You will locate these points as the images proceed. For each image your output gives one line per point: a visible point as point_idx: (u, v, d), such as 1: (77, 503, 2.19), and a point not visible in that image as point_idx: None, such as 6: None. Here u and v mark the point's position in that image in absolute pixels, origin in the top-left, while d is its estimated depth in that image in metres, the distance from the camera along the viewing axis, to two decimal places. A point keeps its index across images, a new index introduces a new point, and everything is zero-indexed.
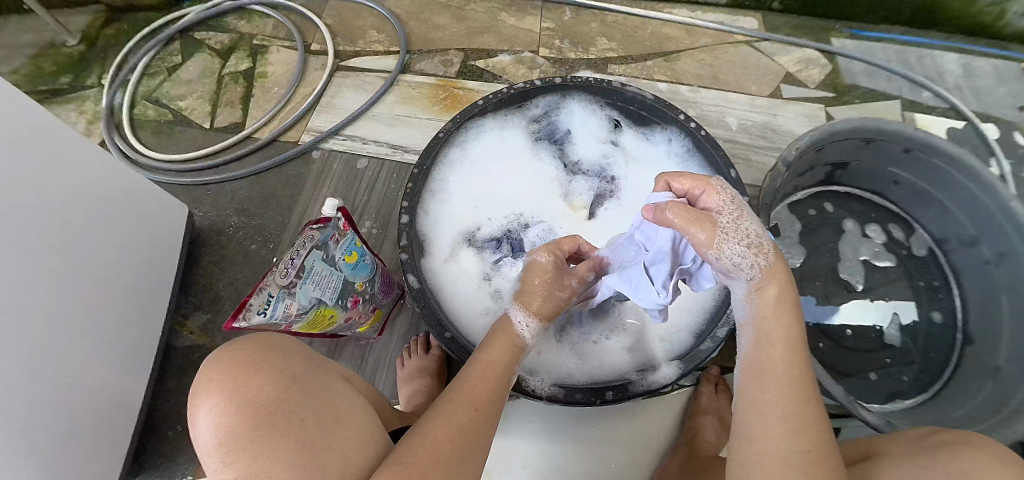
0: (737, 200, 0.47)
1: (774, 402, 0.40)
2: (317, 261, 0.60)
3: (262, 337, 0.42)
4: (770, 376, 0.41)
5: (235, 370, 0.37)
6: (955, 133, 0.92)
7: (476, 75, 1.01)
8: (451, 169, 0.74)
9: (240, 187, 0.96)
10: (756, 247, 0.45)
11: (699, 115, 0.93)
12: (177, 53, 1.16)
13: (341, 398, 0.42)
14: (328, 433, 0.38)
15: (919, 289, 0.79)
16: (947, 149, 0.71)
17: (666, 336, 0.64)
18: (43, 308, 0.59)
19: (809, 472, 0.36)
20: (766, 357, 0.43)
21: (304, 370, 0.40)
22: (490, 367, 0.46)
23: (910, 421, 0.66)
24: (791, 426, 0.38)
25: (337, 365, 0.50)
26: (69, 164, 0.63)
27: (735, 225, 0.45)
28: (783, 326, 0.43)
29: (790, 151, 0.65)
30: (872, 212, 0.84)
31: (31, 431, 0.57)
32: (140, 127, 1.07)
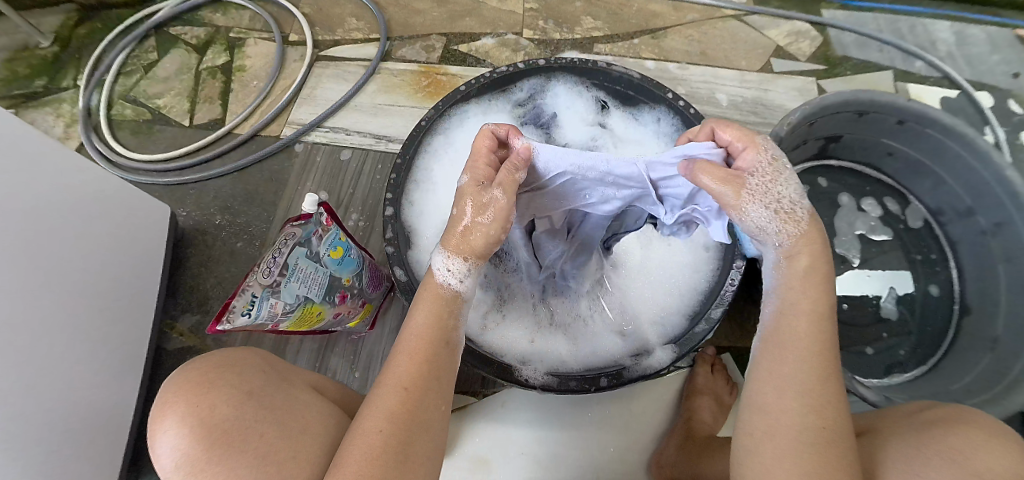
0: (777, 161, 0.43)
1: (795, 374, 0.39)
2: (301, 257, 0.59)
3: (223, 355, 0.44)
4: (792, 350, 0.40)
5: (189, 389, 0.40)
6: (949, 103, 0.90)
7: (460, 59, 0.99)
8: (435, 158, 0.72)
9: (223, 185, 0.94)
10: (784, 214, 0.42)
11: (688, 92, 0.91)
12: (152, 49, 1.13)
13: (306, 408, 0.43)
14: (288, 441, 0.39)
15: (915, 262, 0.78)
16: (941, 119, 0.70)
17: (660, 319, 0.63)
18: (25, 318, 0.57)
19: (819, 450, 0.36)
20: (787, 329, 0.41)
21: (261, 384, 0.42)
22: (417, 337, 0.43)
23: (909, 396, 0.66)
24: (807, 402, 0.38)
25: (306, 376, 0.51)
26: (43, 169, 0.60)
27: (765, 188, 0.42)
28: (811, 297, 0.41)
29: (781, 126, 0.64)
30: (867, 186, 0.83)
31: (23, 444, 0.56)
32: (118, 128, 1.05)
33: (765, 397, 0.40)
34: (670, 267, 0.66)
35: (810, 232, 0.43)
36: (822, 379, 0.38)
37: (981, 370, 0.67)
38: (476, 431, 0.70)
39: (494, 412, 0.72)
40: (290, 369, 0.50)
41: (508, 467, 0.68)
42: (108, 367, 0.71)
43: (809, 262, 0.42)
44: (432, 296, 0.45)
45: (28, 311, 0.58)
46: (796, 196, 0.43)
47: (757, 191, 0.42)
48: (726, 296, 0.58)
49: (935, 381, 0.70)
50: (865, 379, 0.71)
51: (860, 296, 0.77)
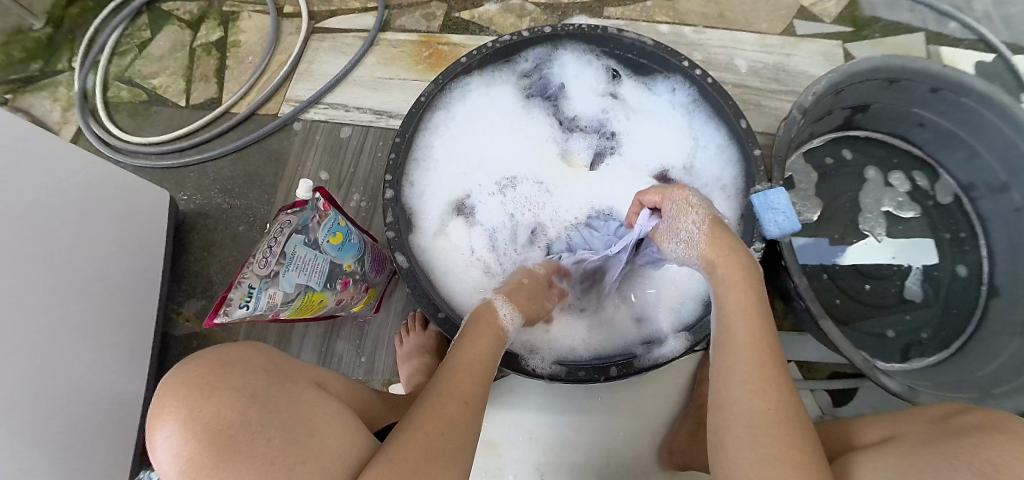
0: (686, 200, 0.49)
1: (738, 370, 0.37)
2: (298, 245, 0.57)
3: (225, 351, 0.39)
4: (732, 343, 0.39)
5: (189, 391, 0.35)
6: (984, 67, 0.83)
7: (462, 28, 0.93)
8: (436, 135, 0.68)
9: (223, 167, 0.92)
10: (691, 243, 0.47)
11: (704, 58, 0.85)
12: (145, 27, 1.09)
13: (315, 410, 0.39)
14: (300, 448, 0.35)
15: (942, 240, 0.74)
16: (979, 87, 0.63)
17: (674, 305, 0.60)
18: (30, 315, 0.56)
19: (773, 432, 0.33)
20: (727, 327, 0.40)
21: (268, 387, 0.38)
22: (471, 357, 0.43)
23: (929, 383, 0.63)
24: (750, 385, 0.36)
25: (312, 372, 0.47)
26: (29, 163, 0.58)
27: (674, 229, 0.49)
28: (738, 294, 0.41)
29: (806, 96, 0.59)
30: (895, 158, 0.78)
31: (38, 435, 0.56)
32: (115, 110, 1.02)
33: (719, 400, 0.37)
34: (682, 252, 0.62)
35: (714, 245, 0.45)
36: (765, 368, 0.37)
37: (1010, 356, 0.63)
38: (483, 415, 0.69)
39: (502, 396, 0.70)
40: (293, 363, 0.46)
41: (516, 452, 0.68)
42: (117, 357, 0.72)
43: (728, 269, 0.43)
44: (487, 322, 0.48)
45: (30, 309, 0.57)
46: (692, 226, 0.47)
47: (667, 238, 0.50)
48: None
49: (960, 367, 0.66)
50: (884, 363, 0.68)
51: (885, 276, 0.72)
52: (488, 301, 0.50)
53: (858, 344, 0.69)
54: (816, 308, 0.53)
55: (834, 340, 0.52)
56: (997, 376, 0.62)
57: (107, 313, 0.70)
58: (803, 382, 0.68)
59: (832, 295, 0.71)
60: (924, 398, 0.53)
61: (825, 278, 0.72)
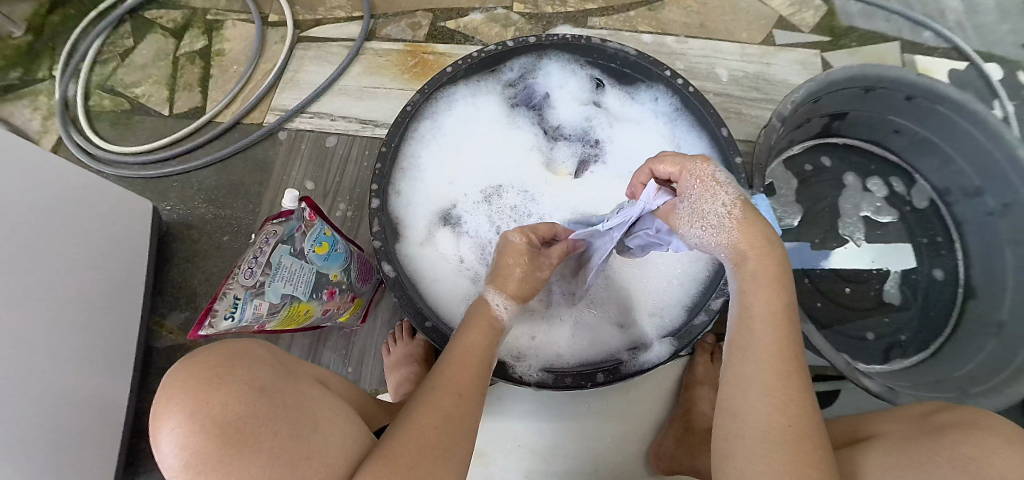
0: (711, 176, 0.44)
1: (760, 380, 0.37)
2: (284, 255, 0.56)
3: (229, 345, 0.38)
4: (754, 350, 0.38)
5: (196, 384, 0.33)
6: (956, 75, 0.86)
7: (447, 37, 0.94)
8: (423, 144, 0.68)
9: (207, 176, 0.91)
10: (717, 228, 0.43)
11: (686, 67, 0.86)
12: (128, 35, 1.08)
13: (319, 406, 0.39)
14: (307, 444, 0.35)
15: (920, 244, 0.75)
16: (951, 95, 0.65)
17: (658, 311, 0.61)
18: (9, 330, 0.55)
19: (790, 449, 0.33)
20: (749, 332, 0.40)
21: (273, 380, 0.37)
22: (469, 351, 0.43)
23: (909, 384, 0.64)
24: (772, 400, 0.35)
25: (309, 369, 0.46)
26: (10, 174, 0.57)
27: (694, 209, 0.44)
28: (765, 298, 0.40)
29: (784, 105, 0.60)
30: (872, 164, 0.79)
31: (17, 453, 0.55)
32: (97, 120, 1.01)
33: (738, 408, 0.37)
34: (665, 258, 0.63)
35: (748, 232, 0.42)
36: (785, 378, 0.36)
37: (986, 357, 0.65)
38: None
39: (490, 405, 0.70)
40: (294, 360, 0.45)
41: (504, 460, 0.68)
42: (99, 370, 0.70)
43: (763, 268, 0.41)
44: (485, 316, 0.47)
45: (8, 323, 0.55)
46: (720, 207, 0.43)
47: (685, 218, 0.45)
48: (727, 286, 0.55)
49: (938, 369, 0.68)
50: (865, 365, 0.70)
51: (863, 279, 0.74)
52: (481, 295, 0.49)
53: (839, 347, 0.70)
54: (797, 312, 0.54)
55: (815, 343, 0.53)
56: (974, 376, 0.63)
57: (88, 325, 0.69)
58: None
59: (814, 298, 0.72)
60: (904, 398, 0.55)
61: (807, 281, 0.73)
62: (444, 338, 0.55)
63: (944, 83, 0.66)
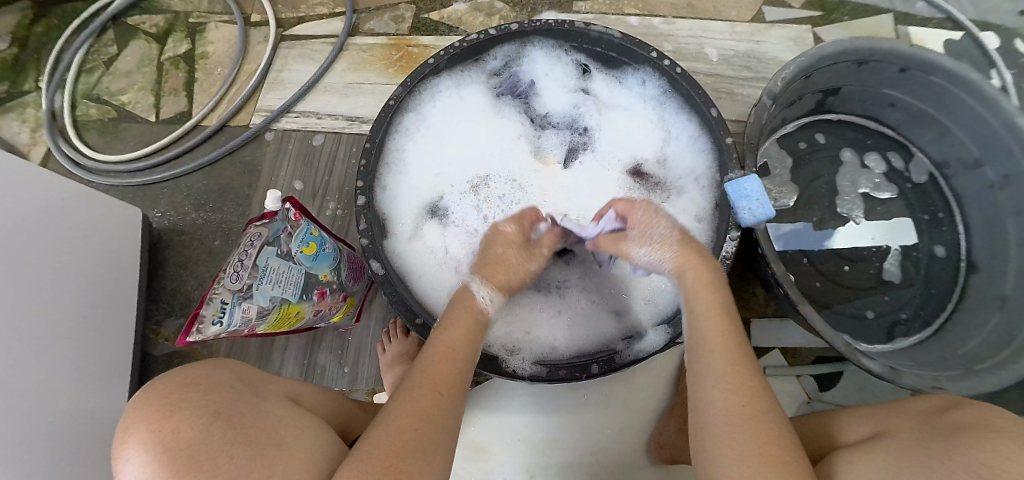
0: (649, 207, 0.52)
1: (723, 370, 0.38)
2: (271, 257, 0.56)
3: (192, 373, 0.38)
4: (703, 346, 0.41)
5: (151, 414, 0.33)
6: (950, 46, 0.83)
7: (431, 29, 0.92)
8: (407, 138, 0.67)
9: (196, 182, 0.90)
10: (659, 245, 0.49)
11: (675, 48, 0.84)
12: (112, 43, 1.07)
13: (281, 422, 0.37)
14: (268, 462, 0.33)
15: (920, 220, 0.74)
16: (946, 64, 0.63)
17: (652, 299, 0.60)
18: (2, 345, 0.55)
19: (750, 425, 0.34)
20: (697, 330, 0.42)
21: (233, 403, 0.36)
22: (450, 349, 0.42)
23: (912, 363, 0.63)
24: (724, 384, 0.37)
25: (281, 386, 0.44)
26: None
27: (641, 232, 0.50)
28: (705, 299, 0.44)
29: (775, 82, 0.58)
30: (868, 139, 0.78)
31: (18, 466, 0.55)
32: (84, 129, 1.01)
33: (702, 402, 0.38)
34: None
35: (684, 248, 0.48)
36: (739, 365, 0.38)
37: (990, 333, 0.64)
38: (471, 418, 0.69)
39: (489, 400, 0.69)
40: (267, 379, 0.44)
41: (504, 454, 0.67)
42: (94, 378, 0.70)
43: (698, 275, 0.45)
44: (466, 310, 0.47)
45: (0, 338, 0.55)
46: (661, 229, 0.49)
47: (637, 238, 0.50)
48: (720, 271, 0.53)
49: (940, 346, 0.66)
50: (867, 345, 0.68)
51: (862, 258, 0.72)
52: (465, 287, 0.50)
53: (840, 328, 0.69)
54: (794, 294, 0.52)
55: (814, 326, 0.52)
56: (978, 353, 0.62)
57: (78, 334, 0.68)
58: (787, 367, 0.68)
59: (812, 278, 0.71)
60: (906, 378, 0.53)
61: (804, 261, 0.72)
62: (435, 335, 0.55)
63: (939, 53, 0.64)
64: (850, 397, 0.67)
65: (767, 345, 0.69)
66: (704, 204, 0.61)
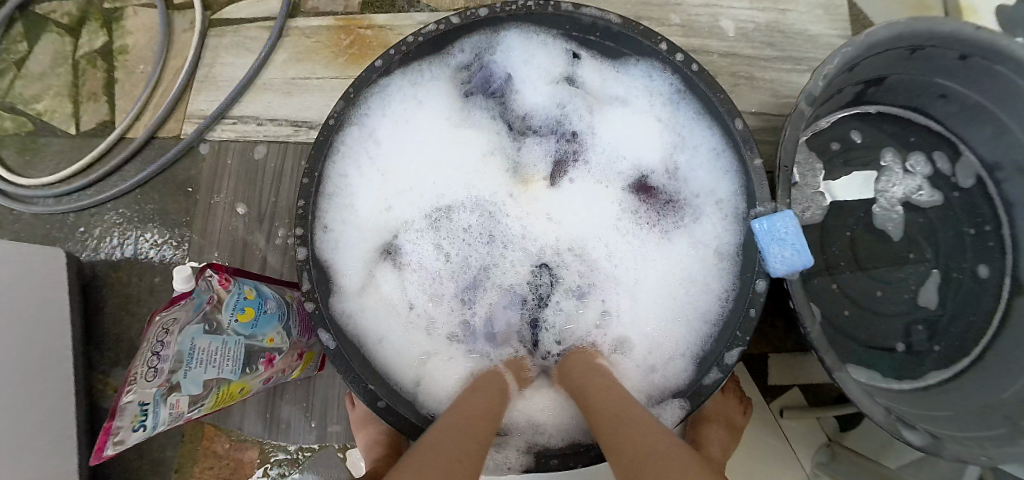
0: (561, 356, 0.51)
1: (614, 421, 0.36)
2: (196, 337, 0.45)
3: None
4: (601, 410, 0.38)
5: None
6: (1006, 13, 0.66)
7: (387, 4, 0.76)
8: (352, 159, 0.53)
9: (128, 207, 0.78)
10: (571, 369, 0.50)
11: (683, 20, 0.68)
12: (20, 38, 0.90)
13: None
14: None
15: (964, 235, 0.60)
16: (1017, 52, 0.47)
17: (656, 361, 0.48)
18: None
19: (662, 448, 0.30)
20: (598, 396, 0.40)
21: None
22: (482, 413, 0.40)
23: (947, 415, 0.51)
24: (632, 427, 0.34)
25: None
26: None
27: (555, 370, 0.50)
28: (595, 374, 0.44)
29: (815, 80, 0.43)
30: (911, 136, 0.63)
31: None
32: (1, 145, 0.87)
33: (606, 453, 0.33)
34: (672, 288, 0.51)
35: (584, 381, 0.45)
36: (625, 413, 0.37)
37: None
38: None
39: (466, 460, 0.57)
40: None
41: None
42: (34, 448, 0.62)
43: (581, 371, 0.45)
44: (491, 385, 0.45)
45: None
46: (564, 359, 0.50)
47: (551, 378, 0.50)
48: (745, 335, 0.43)
49: (975, 388, 0.54)
50: (888, 383, 0.57)
51: (897, 279, 0.59)
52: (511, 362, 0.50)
53: (862, 369, 0.57)
54: (830, 359, 0.41)
55: (852, 397, 0.41)
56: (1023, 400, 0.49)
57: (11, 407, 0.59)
58: (808, 408, 0.58)
59: (841, 307, 0.58)
60: (951, 446, 0.44)
61: (834, 286, 0.59)
62: (403, 420, 0.46)
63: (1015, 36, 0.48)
64: (868, 444, 0.59)
65: (786, 384, 0.60)
66: (727, 237, 0.49)
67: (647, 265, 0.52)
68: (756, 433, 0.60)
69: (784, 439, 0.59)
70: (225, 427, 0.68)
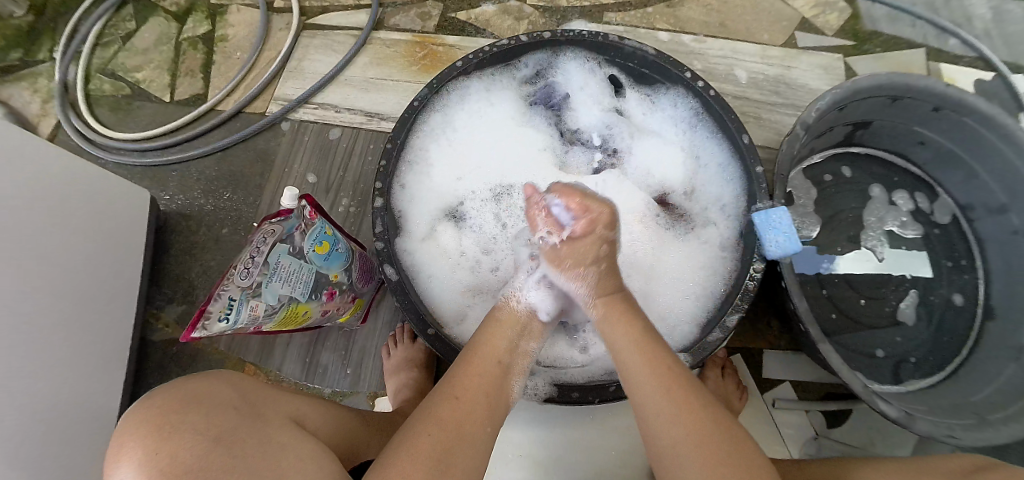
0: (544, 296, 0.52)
1: (632, 386, 0.41)
2: (282, 255, 0.54)
3: (194, 386, 0.35)
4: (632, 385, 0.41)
5: (157, 420, 0.31)
6: (981, 86, 0.80)
7: (457, 28, 0.90)
8: (433, 137, 0.66)
9: (208, 166, 0.88)
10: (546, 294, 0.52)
11: (704, 68, 0.83)
12: (130, 18, 1.04)
13: (286, 451, 0.34)
14: (274, 456, 0.33)
15: (942, 267, 0.71)
16: (981, 107, 0.61)
17: (666, 327, 0.59)
18: (10, 313, 0.54)
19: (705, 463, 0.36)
20: (625, 364, 0.42)
21: (238, 402, 0.36)
22: (484, 356, 0.43)
23: (925, 408, 0.61)
24: (670, 422, 0.38)
25: (284, 404, 0.41)
26: (12, 155, 0.56)
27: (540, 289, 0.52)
28: (625, 332, 0.44)
29: (809, 112, 0.56)
30: (895, 176, 0.75)
31: (19, 445, 0.53)
32: (96, 105, 0.98)
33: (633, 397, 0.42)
34: (681, 270, 0.62)
35: (606, 280, 0.48)
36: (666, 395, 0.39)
37: (1004, 383, 0.61)
38: None
39: None
40: (264, 389, 0.41)
41: (505, 472, 0.63)
42: (94, 362, 0.68)
43: (616, 323, 0.45)
44: (505, 311, 0.49)
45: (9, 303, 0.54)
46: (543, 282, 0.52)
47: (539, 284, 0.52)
48: (742, 302, 0.52)
49: (953, 392, 0.64)
50: (876, 385, 0.66)
51: (879, 295, 0.70)
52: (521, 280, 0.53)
53: (851, 364, 0.66)
54: (815, 332, 0.51)
55: (832, 365, 0.50)
56: (993, 402, 0.60)
57: (80, 317, 0.66)
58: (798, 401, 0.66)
59: (827, 309, 0.69)
60: (920, 423, 0.52)
61: (821, 291, 0.69)
62: (447, 347, 0.53)
63: (976, 95, 0.62)
64: (857, 437, 0.65)
65: (778, 378, 0.68)
66: (728, 234, 0.61)
67: (665, 251, 0.63)
68: (747, 416, 0.67)
69: (773, 425, 0.66)
70: (265, 368, 0.75)
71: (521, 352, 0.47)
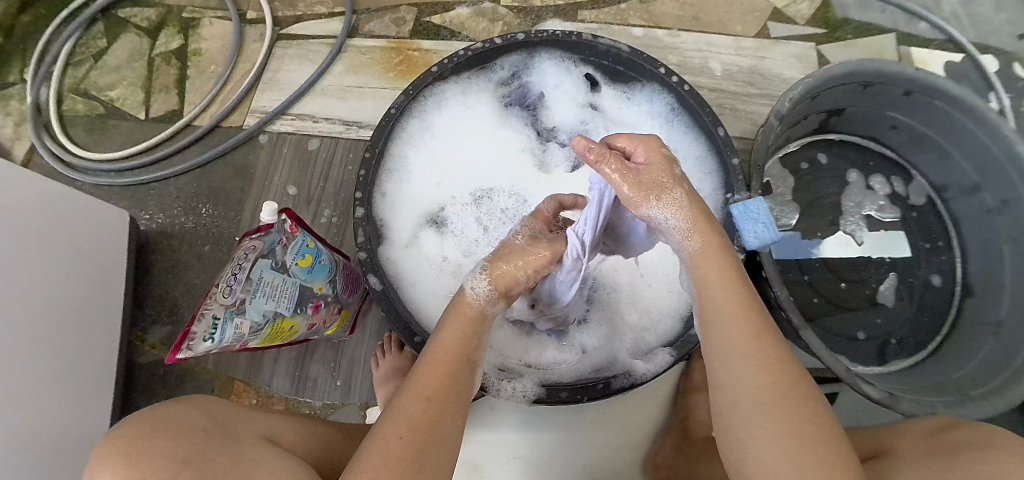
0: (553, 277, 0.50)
1: (724, 358, 0.38)
2: (265, 270, 0.53)
3: (164, 413, 0.35)
4: (726, 354, 0.38)
5: (126, 448, 0.31)
6: (951, 68, 0.81)
7: (432, 33, 0.90)
8: (410, 144, 0.66)
9: (187, 183, 0.87)
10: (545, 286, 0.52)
11: (680, 62, 0.83)
12: (101, 35, 1.02)
13: (258, 464, 0.35)
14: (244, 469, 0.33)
15: (920, 248, 0.72)
16: (950, 89, 0.62)
17: (651, 323, 0.60)
18: None
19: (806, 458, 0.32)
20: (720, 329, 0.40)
21: (208, 423, 0.36)
22: (447, 348, 0.41)
23: (909, 388, 0.62)
24: (770, 407, 0.35)
25: (259, 424, 0.41)
26: None
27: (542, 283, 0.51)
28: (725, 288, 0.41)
29: (782, 102, 0.57)
30: (871, 160, 0.76)
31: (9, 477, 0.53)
32: (70, 125, 0.96)
33: (722, 435, 0.38)
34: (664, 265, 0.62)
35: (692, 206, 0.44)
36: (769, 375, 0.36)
37: (984, 358, 0.63)
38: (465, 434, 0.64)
39: (484, 417, 0.65)
40: (237, 413, 0.41)
41: (498, 473, 0.63)
42: (82, 388, 0.67)
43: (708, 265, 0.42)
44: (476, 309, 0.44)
45: None
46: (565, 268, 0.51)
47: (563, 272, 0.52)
48: None
49: (935, 370, 0.65)
50: (861, 367, 0.67)
51: (860, 279, 0.71)
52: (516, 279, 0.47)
53: (835, 349, 0.67)
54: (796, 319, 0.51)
55: (815, 351, 0.50)
56: (973, 379, 0.61)
57: (66, 343, 0.65)
58: None
59: (809, 294, 0.70)
60: (904, 403, 0.53)
61: (803, 278, 0.70)
62: None
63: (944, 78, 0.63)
64: (844, 420, 0.66)
65: None
66: None
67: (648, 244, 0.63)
68: None
69: None
70: (254, 384, 0.74)
71: (486, 338, 0.45)
